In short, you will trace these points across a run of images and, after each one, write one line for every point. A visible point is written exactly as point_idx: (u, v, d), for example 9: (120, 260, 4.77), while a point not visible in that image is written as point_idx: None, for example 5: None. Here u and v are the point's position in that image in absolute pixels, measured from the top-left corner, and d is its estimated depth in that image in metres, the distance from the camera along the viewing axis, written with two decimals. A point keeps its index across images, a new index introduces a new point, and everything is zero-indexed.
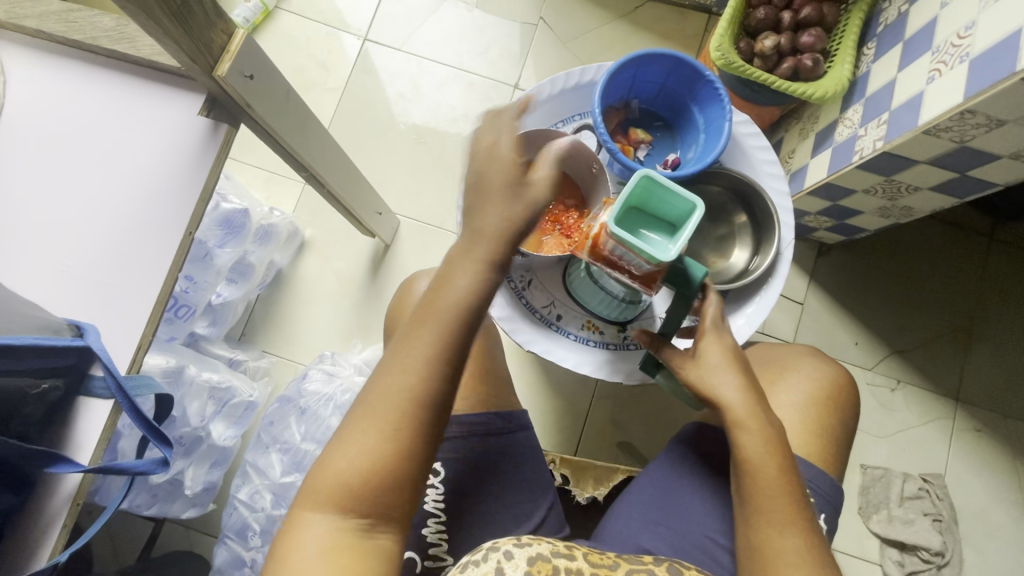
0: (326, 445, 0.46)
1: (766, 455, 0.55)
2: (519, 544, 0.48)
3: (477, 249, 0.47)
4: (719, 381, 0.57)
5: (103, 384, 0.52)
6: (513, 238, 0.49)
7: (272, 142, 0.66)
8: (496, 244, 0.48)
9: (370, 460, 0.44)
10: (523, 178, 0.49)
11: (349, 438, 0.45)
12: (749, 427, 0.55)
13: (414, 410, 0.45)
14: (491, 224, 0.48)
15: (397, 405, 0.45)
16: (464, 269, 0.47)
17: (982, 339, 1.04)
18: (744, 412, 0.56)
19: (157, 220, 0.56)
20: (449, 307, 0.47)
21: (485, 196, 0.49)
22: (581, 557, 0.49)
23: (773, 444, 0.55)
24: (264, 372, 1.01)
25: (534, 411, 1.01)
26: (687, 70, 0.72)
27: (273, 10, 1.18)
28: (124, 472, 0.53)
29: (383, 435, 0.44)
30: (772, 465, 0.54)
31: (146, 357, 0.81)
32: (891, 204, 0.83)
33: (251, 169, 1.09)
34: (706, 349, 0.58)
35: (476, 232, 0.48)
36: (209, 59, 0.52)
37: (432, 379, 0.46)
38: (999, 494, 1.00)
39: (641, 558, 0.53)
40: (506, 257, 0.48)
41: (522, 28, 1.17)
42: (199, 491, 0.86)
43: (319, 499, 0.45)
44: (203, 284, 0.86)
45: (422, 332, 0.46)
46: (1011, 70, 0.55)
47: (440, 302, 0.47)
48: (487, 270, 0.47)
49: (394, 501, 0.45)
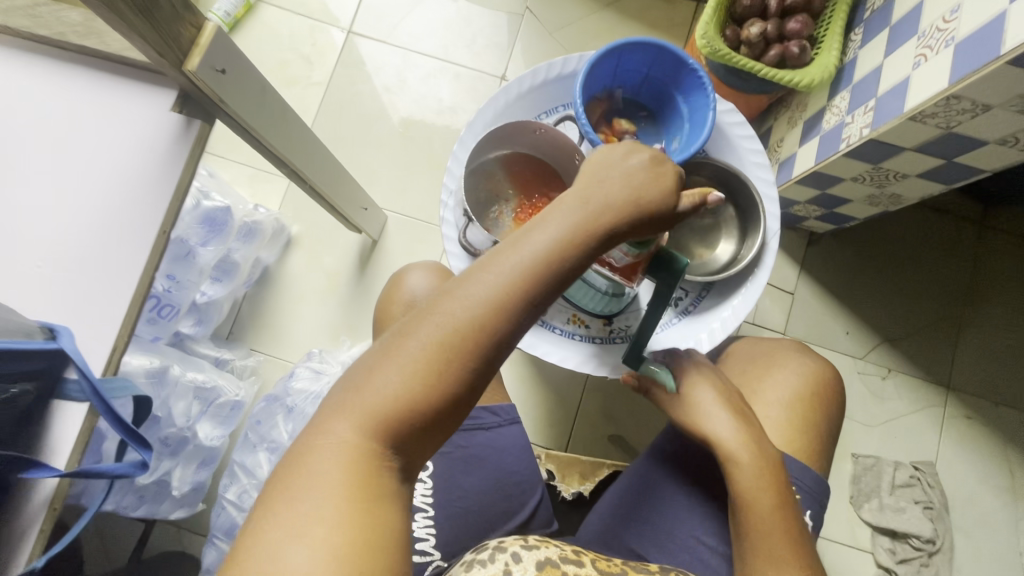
0: (368, 363, 0.43)
1: (760, 488, 0.55)
2: (528, 546, 0.47)
3: (575, 218, 0.45)
4: (709, 417, 0.58)
5: (78, 387, 0.52)
6: (612, 229, 0.46)
7: (250, 138, 0.65)
8: (597, 219, 0.45)
9: (405, 394, 0.41)
10: (660, 187, 0.48)
11: (391, 363, 0.42)
12: (742, 462, 0.56)
13: (461, 361, 0.41)
14: (593, 205, 0.45)
15: (451, 343, 0.41)
16: (554, 225, 0.44)
17: (972, 326, 1.04)
18: (736, 447, 0.56)
19: (128, 221, 0.55)
20: (521, 266, 0.43)
21: (602, 182, 0.47)
22: (589, 562, 0.49)
23: (767, 478, 0.55)
24: (252, 370, 1.00)
25: (525, 406, 1.00)
26: (670, 59, 0.71)
27: (254, 4, 1.16)
28: (102, 475, 0.53)
29: (426, 375, 0.41)
30: (767, 498, 0.55)
31: (126, 357, 0.79)
32: (879, 191, 0.82)
33: (235, 166, 1.08)
34: (696, 387, 0.60)
35: (581, 205, 0.45)
36: (178, 54, 0.51)
37: (489, 343, 0.42)
38: (990, 481, 1.00)
39: (648, 566, 0.52)
40: (598, 242, 0.45)
41: (508, 19, 1.15)
42: (187, 491, 0.87)
43: (346, 417, 0.42)
44: (186, 284, 0.84)
45: (493, 273, 0.42)
46: (996, 54, 0.54)
47: (521, 250, 0.43)
48: (578, 243, 0.44)
49: (414, 441, 0.43)
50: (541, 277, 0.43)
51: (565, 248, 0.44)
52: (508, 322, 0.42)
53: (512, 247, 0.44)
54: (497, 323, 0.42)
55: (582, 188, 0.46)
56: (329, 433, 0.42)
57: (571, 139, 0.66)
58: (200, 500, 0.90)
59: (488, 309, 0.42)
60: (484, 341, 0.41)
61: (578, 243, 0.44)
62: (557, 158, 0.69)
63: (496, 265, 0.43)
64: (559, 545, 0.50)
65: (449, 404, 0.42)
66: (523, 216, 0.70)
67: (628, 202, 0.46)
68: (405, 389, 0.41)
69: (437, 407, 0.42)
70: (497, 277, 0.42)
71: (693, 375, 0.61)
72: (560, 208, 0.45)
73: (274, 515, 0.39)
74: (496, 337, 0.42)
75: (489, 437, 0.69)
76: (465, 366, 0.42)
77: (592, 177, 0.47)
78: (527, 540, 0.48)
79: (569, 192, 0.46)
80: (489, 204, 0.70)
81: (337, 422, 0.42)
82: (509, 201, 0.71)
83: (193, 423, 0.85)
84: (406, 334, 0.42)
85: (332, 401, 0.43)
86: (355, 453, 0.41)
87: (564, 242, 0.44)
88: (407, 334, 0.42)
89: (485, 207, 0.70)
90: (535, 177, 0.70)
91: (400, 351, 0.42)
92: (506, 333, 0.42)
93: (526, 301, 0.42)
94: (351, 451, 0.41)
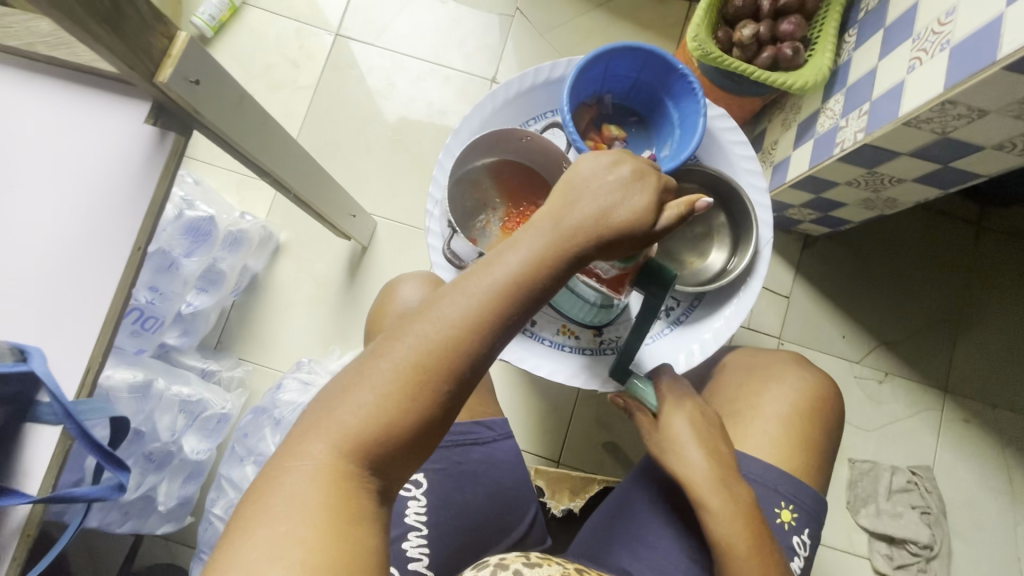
0: (341, 382, 0.41)
1: (735, 530, 0.54)
2: (529, 563, 0.46)
3: (554, 234, 0.44)
4: (682, 456, 0.57)
5: (50, 411, 0.51)
6: (592, 243, 0.45)
7: (229, 149, 0.63)
8: (575, 234, 0.45)
9: (385, 408, 0.39)
10: (643, 201, 0.47)
11: (367, 381, 0.40)
12: (715, 503, 0.55)
13: (441, 379, 0.40)
14: (569, 220, 0.45)
15: (429, 360, 0.40)
16: (532, 241, 0.44)
17: (969, 329, 1.03)
18: (709, 486, 0.55)
19: (100, 238, 0.54)
20: (499, 281, 0.42)
21: (584, 193, 0.47)
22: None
23: (743, 520, 0.54)
24: (239, 382, 0.98)
25: (518, 414, 0.99)
26: (659, 63, 0.70)
27: (240, 7, 1.14)
28: (77, 499, 0.51)
29: (405, 393, 0.39)
30: (741, 541, 0.53)
31: (109, 372, 0.78)
32: (874, 195, 0.81)
33: (221, 172, 1.06)
34: (671, 419, 0.59)
35: (559, 220, 0.45)
36: (149, 64, 0.49)
37: (466, 359, 0.41)
38: (988, 485, 0.99)
39: None
40: (578, 257, 0.45)
41: (498, 20, 1.13)
42: (173, 506, 0.86)
43: (318, 438, 0.39)
44: (169, 294, 0.83)
45: (472, 289, 0.42)
46: (992, 59, 0.53)
47: (500, 265, 0.43)
48: (557, 258, 0.44)
49: (390, 464, 0.40)
50: (524, 285, 0.42)
51: (546, 257, 0.43)
52: (490, 332, 0.41)
53: (494, 258, 0.43)
54: (479, 332, 0.41)
55: (564, 200, 0.46)
56: (302, 452, 0.39)
57: (557, 146, 0.65)
58: (188, 514, 0.90)
59: (470, 318, 0.41)
60: (466, 351, 0.40)
61: (560, 253, 0.44)
62: (545, 165, 0.67)
63: (478, 275, 0.42)
64: (562, 564, 0.48)
65: (430, 418, 0.40)
66: (510, 225, 0.68)
67: (610, 213, 0.46)
68: (384, 402, 0.39)
69: (418, 421, 0.40)
70: (478, 289, 0.41)
71: (669, 409, 0.59)
72: (540, 219, 0.45)
73: (241, 544, 0.35)
74: (479, 347, 0.41)
75: (486, 453, 0.67)
76: (447, 377, 0.40)
77: (573, 190, 0.47)
78: (529, 558, 0.47)
79: (546, 208, 0.46)
80: (476, 213, 0.68)
81: (312, 440, 0.39)
82: (496, 210, 0.69)
83: (178, 436, 0.85)
84: (386, 346, 0.41)
85: (306, 419, 0.41)
86: (331, 472, 0.38)
87: (545, 253, 0.43)
88: (386, 346, 0.41)
89: (472, 216, 0.68)
90: (523, 185, 0.69)
91: (379, 365, 0.40)
92: (488, 342, 0.41)
93: (508, 309, 0.42)
94: (326, 471, 0.38)
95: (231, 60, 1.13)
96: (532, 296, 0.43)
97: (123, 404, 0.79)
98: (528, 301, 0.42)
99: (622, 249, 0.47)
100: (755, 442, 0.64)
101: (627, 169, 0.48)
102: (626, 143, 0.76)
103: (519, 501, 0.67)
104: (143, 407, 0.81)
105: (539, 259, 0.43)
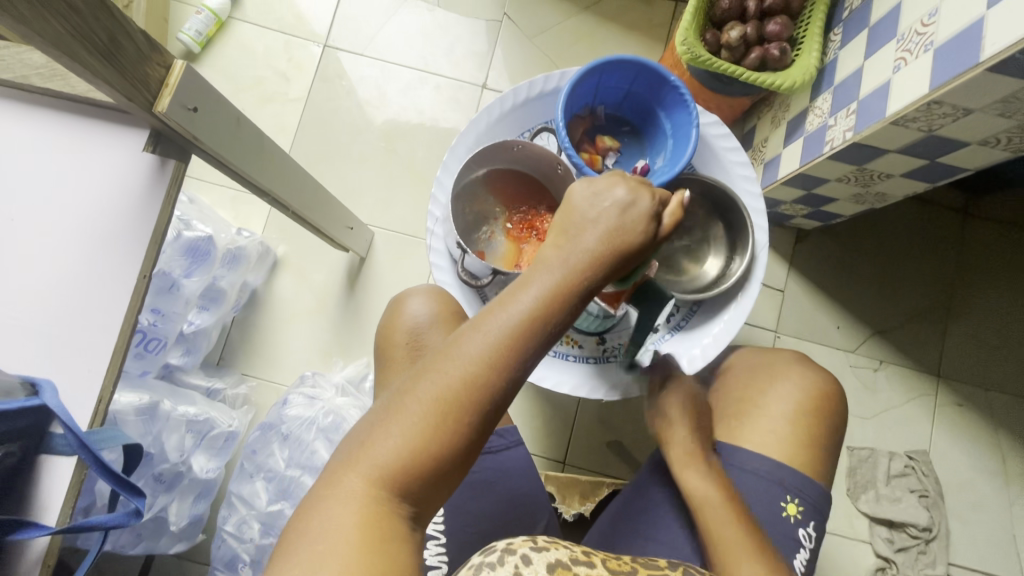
0: (372, 418, 0.42)
1: (710, 490, 0.57)
2: (537, 547, 0.42)
3: (562, 266, 0.46)
4: (669, 431, 0.62)
5: (64, 440, 0.52)
6: (599, 273, 0.46)
7: (227, 170, 0.63)
8: (585, 265, 0.46)
9: (413, 442, 0.40)
10: (645, 229, 0.48)
11: (396, 417, 0.41)
12: (695, 467, 0.59)
13: (468, 412, 0.41)
14: (579, 255, 0.46)
15: (455, 396, 0.41)
16: (543, 276, 0.45)
17: (959, 315, 1.05)
18: (688, 454, 0.60)
19: (105, 269, 0.54)
20: (515, 317, 0.43)
21: (586, 221, 0.48)
22: (600, 563, 0.43)
23: (718, 485, 0.58)
24: (244, 399, 0.99)
25: (522, 418, 1.00)
26: (651, 75, 0.71)
27: (226, 20, 1.14)
28: (95, 528, 0.52)
29: (434, 427, 0.40)
30: (722, 516, 0.55)
31: (118, 396, 0.79)
32: (864, 190, 0.82)
33: (216, 189, 1.06)
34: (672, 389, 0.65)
35: (567, 253, 0.46)
36: (147, 95, 0.49)
37: (490, 391, 0.41)
38: (984, 467, 1.01)
39: (657, 562, 0.47)
40: (587, 288, 0.46)
41: (486, 26, 1.13)
42: (185, 525, 0.87)
43: (353, 474, 0.40)
44: (172, 316, 0.83)
45: (489, 326, 0.42)
46: (975, 60, 0.54)
47: (515, 300, 0.44)
48: (568, 290, 0.45)
49: (424, 496, 0.41)
50: (542, 317, 0.43)
51: (562, 291, 0.44)
52: (511, 367, 0.42)
53: (509, 297, 0.44)
54: (502, 367, 0.41)
55: (566, 233, 0.48)
56: (336, 484, 0.40)
57: (550, 149, 0.66)
58: (199, 532, 0.90)
59: (490, 355, 0.41)
60: (489, 385, 0.41)
61: (574, 286, 0.45)
62: (540, 170, 0.68)
63: (495, 311, 0.43)
64: (568, 547, 0.44)
65: (459, 450, 0.41)
66: (515, 232, 0.70)
67: (614, 238, 0.47)
68: (414, 437, 0.40)
69: (448, 452, 0.40)
70: (498, 325, 0.42)
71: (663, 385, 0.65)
72: (550, 256, 0.47)
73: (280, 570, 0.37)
74: (501, 380, 0.41)
75: (497, 461, 0.67)
76: (472, 411, 0.41)
77: (574, 223, 0.48)
78: (536, 542, 0.43)
79: (555, 243, 0.47)
80: (478, 225, 0.69)
81: (346, 474, 0.40)
82: (497, 220, 0.70)
83: (187, 457, 0.85)
84: (412, 383, 0.42)
85: (340, 455, 0.42)
86: (364, 501, 0.39)
87: (558, 287, 0.44)
88: (412, 385, 0.42)
89: (475, 229, 0.69)
90: (520, 195, 0.70)
91: (406, 402, 0.41)
92: (510, 374, 0.42)
93: (528, 341, 0.42)
94: (361, 503, 0.39)
95: (220, 75, 1.12)
96: (549, 330, 0.43)
97: (130, 426, 0.80)
98: (547, 333, 0.43)
99: (628, 265, 0.49)
100: (759, 442, 0.65)
101: (620, 189, 0.49)
102: (619, 154, 0.78)
103: (535, 508, 0.67)
104: (150, 429, 0.82)
105: (553, 294, 0.44)
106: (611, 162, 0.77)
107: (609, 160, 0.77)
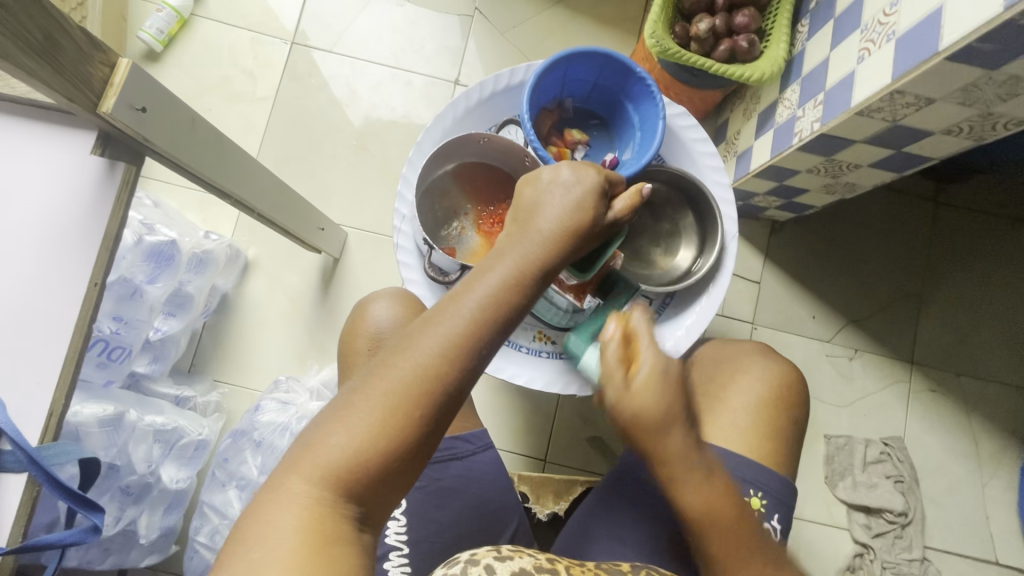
0: (324, 415, 0.41)
1: (709, 497, 0.49)
2: (500, 556, 0.44)
3: (514, 255, 0.45)
4: (646, 437, 0.48)
5: (13, 457, 0.50)
6: (552, 260, 0.46)
7: (186, 173, 0.61)
8: (541, 253, 0.45)
9: (362, 440, 0.39)
10: (593, 212, 0.48)
11: (347, 414, 0.40)
12: (685, 475, 0.49)
13: (418, 409, 0.40)
14: (536, 244, 0.46)
15: (406, 390, 0.40)
16: (496, 267, 0.44)
17: (931, 302, 1.06)
18: (671, 461, 0.49)
19: (56, 278, 0.53)
20: (468, 311, 0.42)
21: (540, 209, 0.48)
22: (564, 570, 0.45)
23: (715, 488, 0.49)
24: (215, 407, 0.97)
25: (499, 416, 0.99)
26: (618, 66, 0.70)
27: (189, 18, 1.10)
28: (49, 547, 0.50)
29: (385, 425, 0.39)
30: (732, 530, 0.49)
31: (77, 408, 0.77)
32: (834, 181, 0.82)
33: (183, 192, 1.03)
34: (642, 385, 0.47)
35: (522, 241, 0.46)
36: (90, 95, 0.47)
37: (443, 385, 0.40)
38: (955, 450, 1.03)
39: (618, 566, 0.50)
40: (538, 275, 0.45)
41: (458, 21, 1.12)
42: (155, 538, 0.85)
43: (299, 476, 0.38)
44: (135, 323, 0.81)
45: (441, 318, 0.42)
46: (934, 50, 0.54)
47: (467, 291, 0.43)
48: (520, 278, 0.44)
49: (375, 498, 0.40)
50: (495, 310, 0.42)
51: (515, 280, 0.44)
52: (464, 358, 0.41)
53: (464, 288, 0.43)
54: (455, 359, 0.41)
55: (521, 220, 0.48)
56: (282, 486, 0.39)
57: (517, 141, 0.65)
58: (171, 543, 0.89)
59: (445, 347, 0.41)
60: (442, 378, 0.40)
61: (527, 274, 0.44)
62: (508, 163, 0.68)
63: (448, 304, 0.42)
64: (533, 554, 0.46)
65: (410, 447, 0.40)
66: (486, 227, 0.69)
67: (569, 224, 0.47)
68: (363, 435, 0.39)
69: (399, 448, 0.39)
70: (453, 317, 0.42)
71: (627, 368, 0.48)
72: (506, 246, 0.46)
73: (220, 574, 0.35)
74: (453, 374, 0.41)
75: (465, 466, 0.66)
76: (425, 406, 0.40)
77: (529, 209, 0.48)
78: (500, 551, 0.45)
79: (511, 233, 0.47)
80: (448, 220, 0.68)
81: (293, 475, 0.39)
82: (467, 214, 0.69)
83: (155, 467, 0.84)
84: (364, 380, 0.41)
85: (287, 456, 0.40)
86: (309, 501, 0.38)
87: (513, 277, 0.44)
88: (363, 381, 0.40)
89: (444, 226, 0.68)
90: (488, 189, 0.69)
91: (357, 401, 0.40)
92: (462, 367, 0.41)
93: (480, 335, 0.42)
94: (307, 506, 0.38)
95: (183, 74, 1.09)
96: (504, 320, 0.43)
97: (92, 438, 0.77)
98: (501, 325, 0.43)
99: (583, 250, 0.49)
100: (725, 436, 0.65)
101: (567, 172, 0.49)
102: (588, 148, 0.77)
103: (507, 510, 0.67)
104: (115, 440, 0.80)
105: (509, 283, 0.44)
106: (579, 156, 0.76)
107: (579, 153, 0.76)
